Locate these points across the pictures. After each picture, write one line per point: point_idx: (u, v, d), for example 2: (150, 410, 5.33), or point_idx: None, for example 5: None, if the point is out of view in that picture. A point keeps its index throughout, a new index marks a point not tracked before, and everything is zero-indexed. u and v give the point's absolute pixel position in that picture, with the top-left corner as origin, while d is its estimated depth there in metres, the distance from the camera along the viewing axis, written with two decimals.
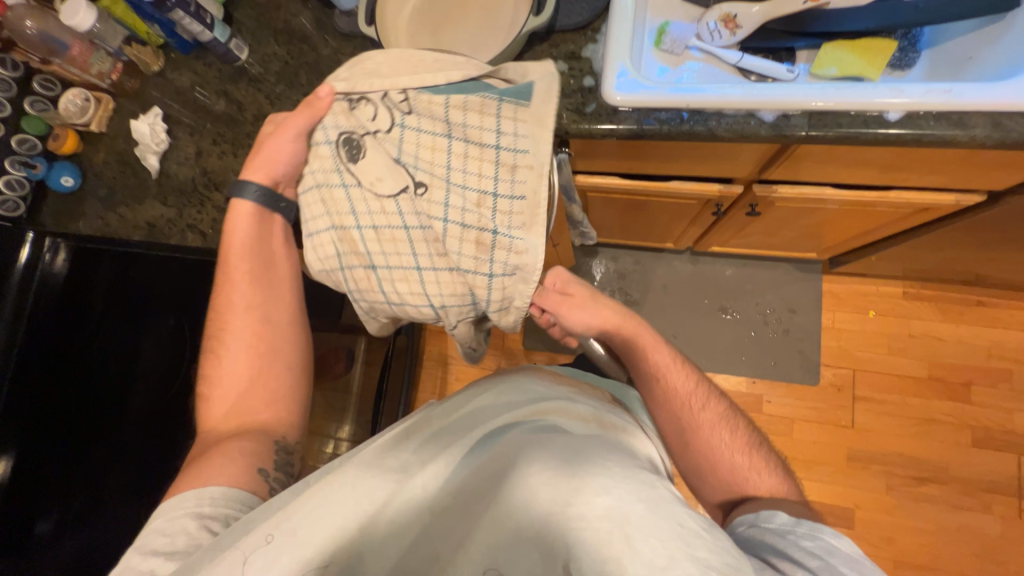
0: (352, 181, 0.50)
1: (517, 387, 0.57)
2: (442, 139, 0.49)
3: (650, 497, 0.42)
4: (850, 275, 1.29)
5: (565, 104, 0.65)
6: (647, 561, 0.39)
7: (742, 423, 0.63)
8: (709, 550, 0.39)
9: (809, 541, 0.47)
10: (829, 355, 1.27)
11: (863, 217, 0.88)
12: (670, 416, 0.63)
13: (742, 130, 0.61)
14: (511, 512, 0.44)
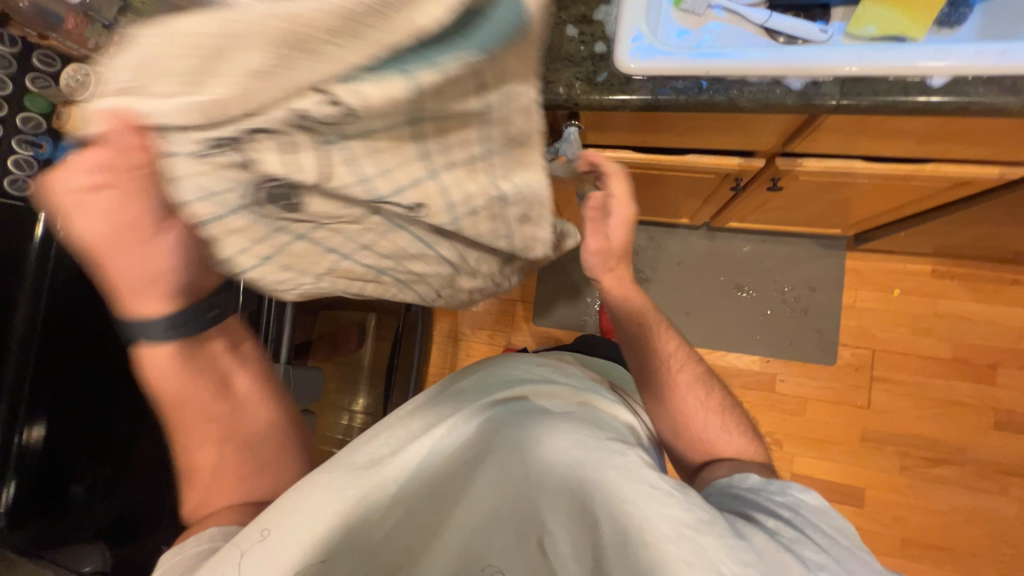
0: (299, 225, 0.31)
1: (496, 371, 0.56)
2: (409, 128, 0.29)
3: (623, 463, 0.46)
4: (875, 252, 1.24)
5: (574, 73, 0.61)
6: (620, 519, 0.43)
7: (716, 386, 0.67)
8: (680, 508, 0.42)
9: (779, 496, 0.50)
10: (849, 334, 1.23)
11: (895, 191, 0.82)
12: (651, 375, 0.65)
13: (767, 100, 0.56)
14: (496, 494, 0.48)
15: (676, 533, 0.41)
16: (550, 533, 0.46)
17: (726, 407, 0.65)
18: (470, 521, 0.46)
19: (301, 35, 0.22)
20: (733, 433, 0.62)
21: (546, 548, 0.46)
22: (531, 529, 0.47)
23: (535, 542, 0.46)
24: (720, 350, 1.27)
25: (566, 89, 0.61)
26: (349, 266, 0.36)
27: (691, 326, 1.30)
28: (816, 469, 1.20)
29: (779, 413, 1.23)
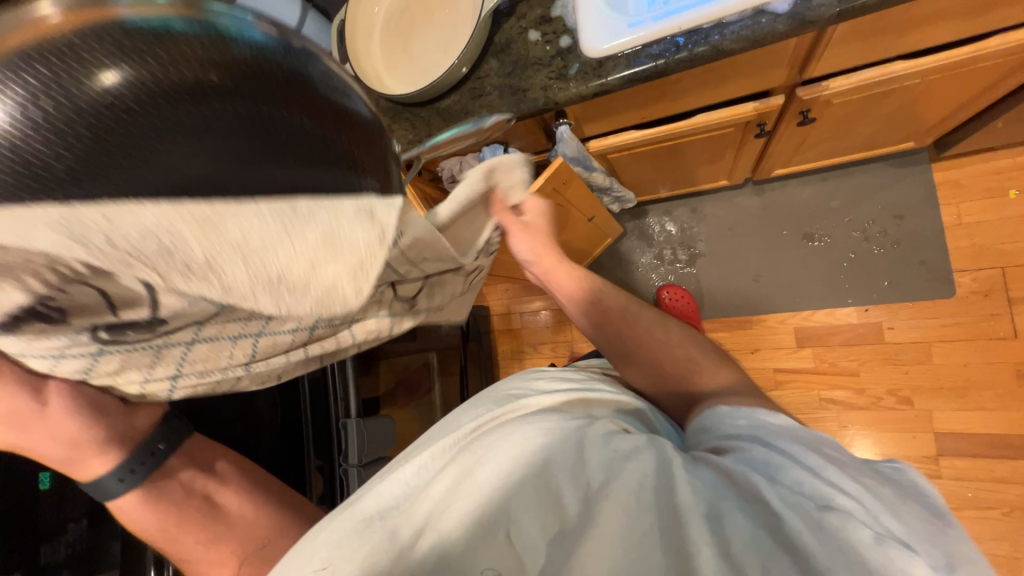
0: (188, 345, 0.30)
1: (491, 395, 0.57)
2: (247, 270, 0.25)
3: (590, 435, 0.46)
4: (969, 155, 1.04)
5: (545, 73, 0.61)
6: (584, 483, 0.42)
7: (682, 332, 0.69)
8: (638, 464, 0.43)
9: (744, 420, 0.50)
10: (963, 257, 1.04)
11: (961, 81, 0.69)
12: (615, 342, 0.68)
13: (753, 35, 0.51)
14: (468, 493, 0.41)
15: (641, 484, 0.42)
16: (516, 520, 0.40)
17: (700, 347, 0.67)
18: (439, 528, 0.40)
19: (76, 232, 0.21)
20: (714, 369, 0.63)
21: (513, 536, 0.39)
22: (498, 521, 0.40)
23: (502, 536, 0.40)
24: (804, 310, 1.14)
25: (543, 92, 0.61)
26: (271, 340, 0.32)
27: (763, 292, 1.17)
28: (966, 423, 1.00)
29: (899, 366, 1.05)
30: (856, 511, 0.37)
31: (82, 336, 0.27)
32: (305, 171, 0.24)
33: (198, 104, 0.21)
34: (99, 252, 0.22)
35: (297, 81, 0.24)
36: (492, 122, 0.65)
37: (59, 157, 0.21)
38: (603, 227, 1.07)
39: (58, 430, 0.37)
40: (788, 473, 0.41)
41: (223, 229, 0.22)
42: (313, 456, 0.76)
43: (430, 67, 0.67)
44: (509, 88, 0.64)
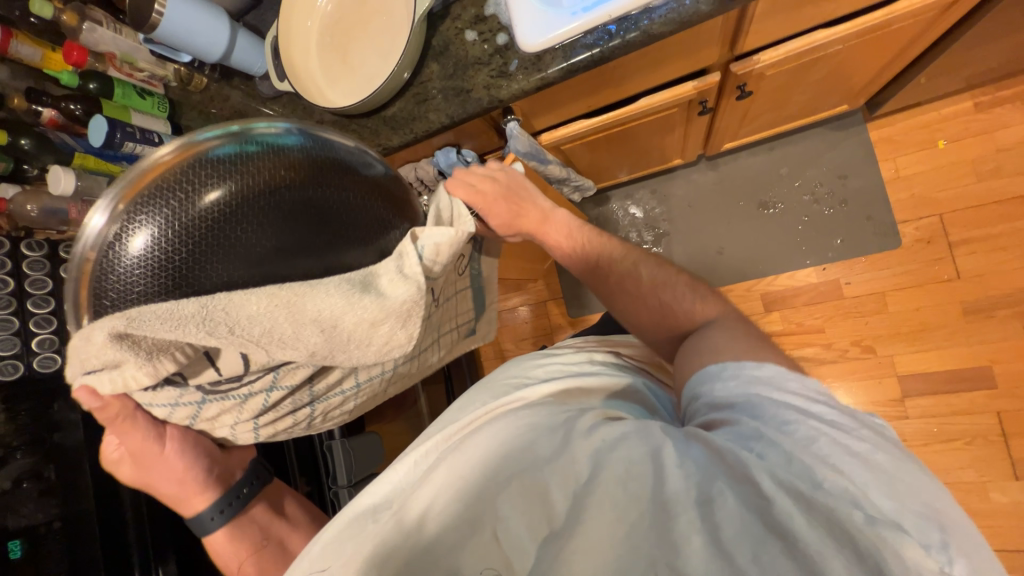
0: (262, 399, 0.43)
1: (488, 385, 0.55)
2: (292, 331, 0.37)
3: (577, 429, 0.44)
4: (899, 111, 1.10)
5: (487, 72, 0.62)
6: (573, 478, 0.40)
7: (656, 268, 0.63)
8: (626, 450, 0.40)
9: (740, 380, 0.45)
10: (906, 209, 1.10)
11: (881, 44, 0.73)
12: (599, 290, 0.64)
13: (680, 17, 0.52)
14: (452, 492, 0.41)
15: (626, 472, 0.39)
16: (502, 518, 0.39)
17: (675, 279, 0.62)
18: (437, 532, 0.39)
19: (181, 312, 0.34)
20: (698, 308, 0.58)
21: (500, 537, 0.39)
22: (484, 518, 0.39)
23: (489, 535, 0.39)
24: (767, 276, 1.18)
25: (487, 92, 0.62)
26: (324, 379, 0.46)
27: (727, 263, 1.21)
28: (925, 363, 1.06)
29: (859, 319, 1.11)
30: (848, 490, 0.35)
31: (192, 388, 0.40)
32: (345, 243, 0.41)
33: (277, 211, 0.38)
34: (225, 338, 0.35)
35: (318, 170, 0.41)
36: (440, 125, 0.65)
37: (183, 246, 0.36)
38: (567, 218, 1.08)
39: (171, 470, 0.47)
40: (776, 447, 0.38)
41: (304, 307, 0.37)
42: (301, 482, 0.75)
43: (371, 76, 0.66)
44: (453, 90, 0.64)
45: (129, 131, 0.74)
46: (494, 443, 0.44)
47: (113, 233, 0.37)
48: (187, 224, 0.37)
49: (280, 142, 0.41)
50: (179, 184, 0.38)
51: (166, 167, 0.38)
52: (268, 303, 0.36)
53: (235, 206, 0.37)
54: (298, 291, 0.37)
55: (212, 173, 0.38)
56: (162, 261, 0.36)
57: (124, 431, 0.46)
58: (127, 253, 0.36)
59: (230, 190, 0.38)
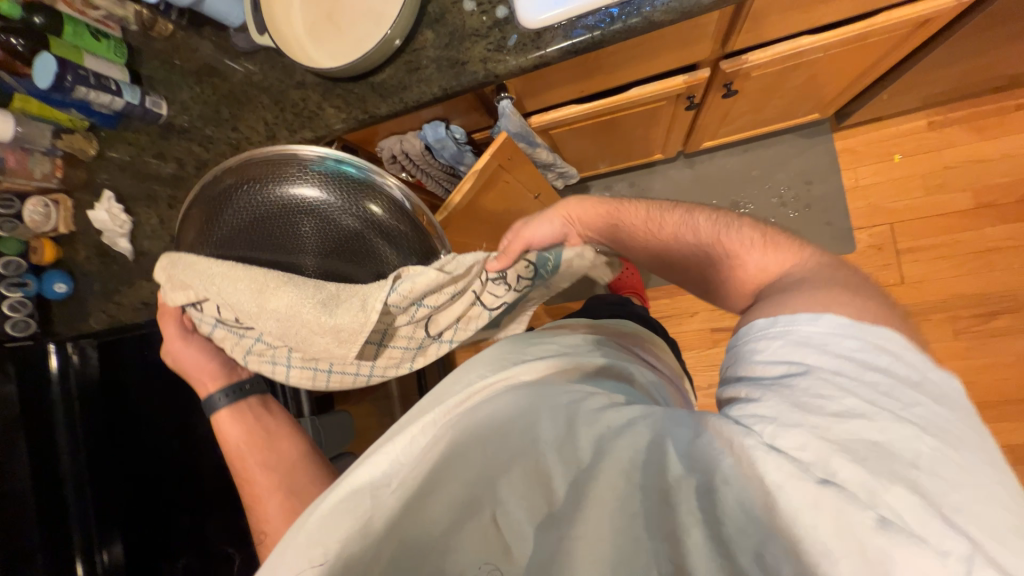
0: (257, 345, 0.54)
1: (483, 355, 0.48)
2: (261, 315, 0.48)
3: (586, 409, 0.40)
4: (863, 124, 1.17)
5: (485, 45, 0.60)
6: (575, 462, 0.37)
7: (703, 218, 0.52)
8: (631, 439, 0.37)
9: (783, 341, 0.37)
10: (861, 216, 1.17)
11: (855, 56, 0.77)
12: (644, 252, 0.58)
13: (682, 7, 0.53)
14: (440, 475, 0.37)
15: (632, 461, 0.36)
16: (502, 503, 0.36)
17: (730, 225, 0.49)
18: (427, 523, 0.35)
19: (210, 270, 0.50)
20: (769, 258, 0.45)
21: (501, 522, 0.36)
22: (484, 500, 0.36)
23: (488, 518, 0.36)
24: None
25: (483, 65, 0.60)
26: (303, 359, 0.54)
27: None
28: None
29: None
30: (864, 487, 0.28)
31: (215, 322, 0.55)
32: (380, 262, 0.56)
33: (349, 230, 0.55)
34: (221, 298, 0.50)
35: (390, 209, 0.56)
36: (432, 96, 0.63)
37: (285, 231, 0.54)
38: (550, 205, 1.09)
39: (190, 364, 0.59)
40: (785, 428, 0.31)
41: (267, 300, 0.48)
42: None
43: (360, 38, 0.63)
44: (447, 61, 0.62)
45: (82, 74, 0.68)
46: (494, 420, 0.40)
47: (245, 202, 0.54)
48: (283, 213, 0.54)
49: (375, 179, 0.56)
50: (297, 186, 0.54)
51: (294, 168, 0.54)
52: (249, 285, 0.48)
53: (327, 217, 0.54)
54: (274, 283, 0.48)
55: (322, 187, 0.54)
56: (270, 235, 0.54)
57: (169, 324, 0.59)
58: (249, 219, 0.54)
59: (319, 205, 0.55)
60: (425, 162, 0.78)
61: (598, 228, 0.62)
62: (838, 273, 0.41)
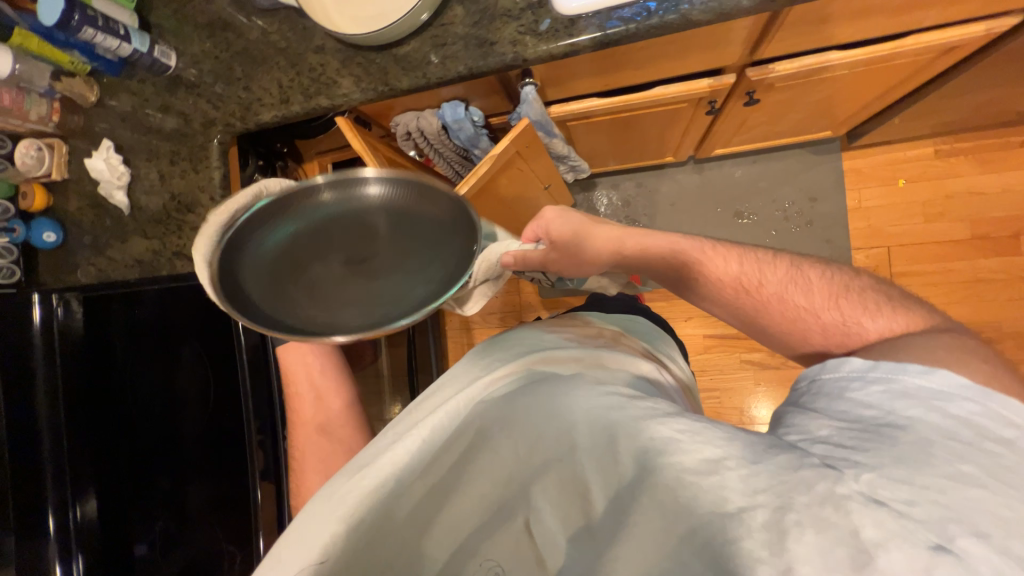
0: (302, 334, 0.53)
1: (509, 344, 0.53)
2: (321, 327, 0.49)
3: (624, 418, 0.39)
4: (873, 146, 1.19)
5: (515, 27, 0.59)
6: (616, 476, 0.38)
7: (815, 272, 0.51)
8: (682, 454, 0.35)
9: (882, 388, 0.36)
10: (860, 237, 1.19)
11: (878, 76, 0.77)
12: (729, 306, 0.55)
13: (720, 7, 0.52)
14: (482, 478, 0.41)
15: (678, 481, 0.34)
16: (534, 509, 0.39)
17: (844, 283, 0.49)
18: (463, 524, 0.40)
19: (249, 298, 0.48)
20: (897, 322, 0.45)
21: (533, 529, 0.39)
22: (518, 506, 0.40)
23: (521, 524, 0.39)
24: None
25: (512, 48, 0.59)
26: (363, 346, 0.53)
27: None
28: None
29: None
30: (982, 561, 0.27)
31: None
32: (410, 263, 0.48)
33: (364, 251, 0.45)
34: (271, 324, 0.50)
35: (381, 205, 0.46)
36: (456, 75, 0.61)
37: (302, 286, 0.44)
38: (558, 197, 1.08)
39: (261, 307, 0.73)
40: (889, 482, 0.30)
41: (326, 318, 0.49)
42: (253, 431, 0.74)
43: (388, 8, 0.61)
44: (475, 40, 0.60)
45: (90, 15, 0.65)
46: (523, 422, 0.43)
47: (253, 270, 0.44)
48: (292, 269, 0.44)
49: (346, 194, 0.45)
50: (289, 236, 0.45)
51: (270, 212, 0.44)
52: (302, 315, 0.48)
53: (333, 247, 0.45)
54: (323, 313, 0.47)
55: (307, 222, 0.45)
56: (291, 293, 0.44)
57: None
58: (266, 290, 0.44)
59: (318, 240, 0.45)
60: (439, 142, 0.77)
61: (677, 278, 0.59)
62: (954, 338, 0.41)
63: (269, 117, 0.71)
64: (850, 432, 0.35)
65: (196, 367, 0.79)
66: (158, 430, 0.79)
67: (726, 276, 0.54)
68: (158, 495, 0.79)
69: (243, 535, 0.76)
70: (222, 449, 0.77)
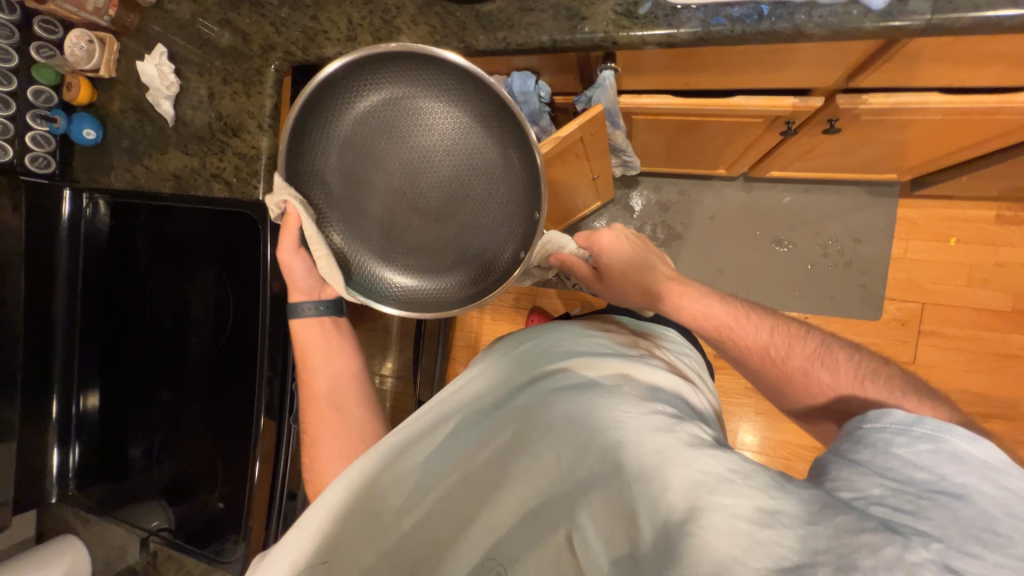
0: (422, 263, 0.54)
1: (545, 347, 0.55)
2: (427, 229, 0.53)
3: (672, 444, 0.39)
4: (932, 198, 1.14)
5: (612, 6, 0.55)
6: (664, 508, 0.36)
7: (840, 354, 0.54)
8: (734, 497, 0.34)
9: (930, 447, 0.37)
10: (897, 288, 1.16)
11: (973, 127, 0.72)
12: (758, 375, 0.59)
13: (840, 25, 0.48)
14: (521, 482, 0.42)
15: (732, 526, 0.33)
16: (578, 525, 0.39)
17: (871, 372, 0.51)
18: (500, 525, 0.41)
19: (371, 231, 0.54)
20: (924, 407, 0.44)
21: (575, 545, 0.39)
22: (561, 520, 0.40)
23: (563, 538, 0.39)
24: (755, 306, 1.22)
25: (604, 27, 0.55)
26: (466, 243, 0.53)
27: (723, 283, 1.24)
28: None
29: None
30: None
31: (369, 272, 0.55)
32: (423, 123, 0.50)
33: (392, 134, 0.50)
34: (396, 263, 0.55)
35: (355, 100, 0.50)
36: (539, 45, 0.57)
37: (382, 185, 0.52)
38: (602, 190, 1.05)
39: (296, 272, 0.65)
40: (955, 550, 0.30)
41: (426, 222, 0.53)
42: (266, 369, 0.72)
43: None
44: (566, 11, 0.57)
45: None
46: (564, 429, 0.43)
47: (357, 220, 0.54)
48: (369, 192, 0.52)
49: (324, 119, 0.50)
50: (338, 175, 0.52)
51: (318, 177, 0.52)
52: (416, 232, 0.53)
53: (368, 152, 0.51)
54: (418, 214, 0.53)
55: (332, 159, 0.52)
56: (391, 211, 0.53)
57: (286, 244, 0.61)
58: (383, 226, 0.54)
59: (358, 165, 0.52)
60: None
61: (717, 344, 0.63)
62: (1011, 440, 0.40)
63: (332, 53, 0.67)
64: (901, 493, 0.35)
65: (214, 291, 0.78)
66: (168, 347, 0.80)
67: (758, 353, 0.58)
68: (158, 409, 0.81)
69: (232, 466, 0.76)
70: (225, 379, 0.77)
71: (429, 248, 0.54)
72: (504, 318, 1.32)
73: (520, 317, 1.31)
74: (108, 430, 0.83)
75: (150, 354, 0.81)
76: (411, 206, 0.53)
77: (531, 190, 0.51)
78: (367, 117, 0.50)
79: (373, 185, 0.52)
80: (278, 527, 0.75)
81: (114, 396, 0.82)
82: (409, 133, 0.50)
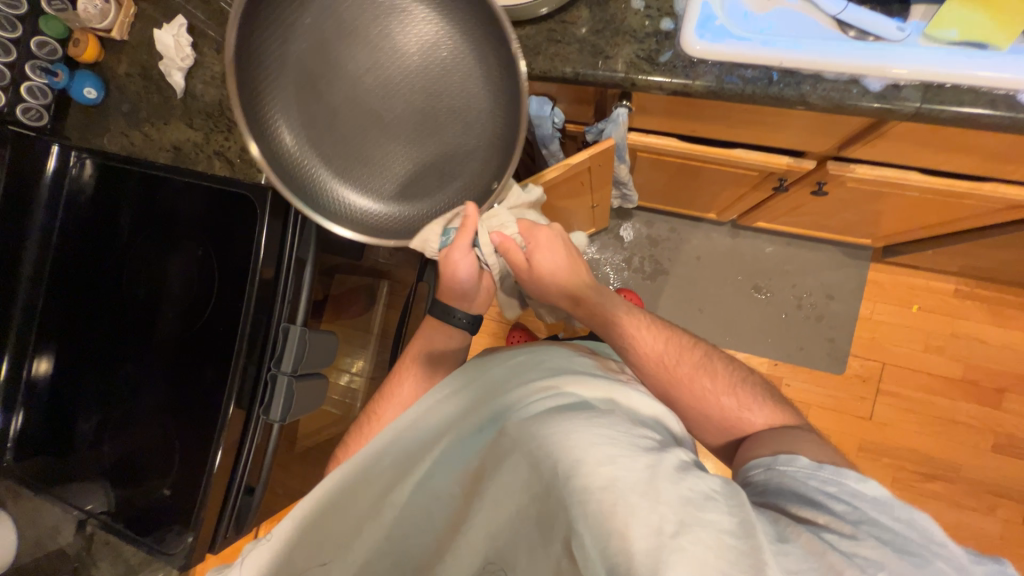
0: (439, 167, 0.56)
1: (540, 364, 0.57)
2: (426, 134, 0.55)
3: (663, 463, 0.40)
4: (900, 266, 1.22)
5: (634, 50, 0.58)
6: (657, 521, 0.36)
7: (720, 363, 0.60)
8: (721, 514, 0.36)
9: (835, 488, 0.40)
10: (861, 346, 1.22)
11: (944, 207, 0.78)
12: (650, 383, 0.60)
13: (840, 100, 0.53)
14: (508, 497, 0.44)
15: (718, 541, 0.35)
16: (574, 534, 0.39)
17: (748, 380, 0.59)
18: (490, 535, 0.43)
19: (385, 157, 0.56)
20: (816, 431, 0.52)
21: (574, 554, 0.38)
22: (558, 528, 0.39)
23: (560, 547, 0.39)
24: (729, 347, 1.26)
25: (625, 68, 0.58)
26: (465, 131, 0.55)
27: (701, 322, 1.28)
28: None
29: None
30: None
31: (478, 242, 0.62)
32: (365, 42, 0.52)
33: (347, 65, 0.52)
34: (421, 184, 0.57)
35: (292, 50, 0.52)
36: (561, 74, 0.60)
37: (365, 111, 0.54)
38: (598, 218, 1.08)
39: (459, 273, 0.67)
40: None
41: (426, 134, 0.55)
42: (241, 356, 0.70)
43: None
44: (591, 47, 0.59)
45: None
46: (562, 440, 0.43)
47: (367, 163, 0.56)
48: (355, 128, 0.55)
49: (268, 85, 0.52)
50: (317, 131, 0.54)
51: (301, 142, 0.54)
52: (422, 148, 0.55)
53: (332, 95, 0.53)
54: (411, 128, 0.55)
55: (300, 119, 0.53)
56: (393, 135, 0.55)
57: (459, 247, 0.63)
58: (395, 160, 0.56)
59: (331, 111, 0.54)
60: None
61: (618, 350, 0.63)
62: None
63: None
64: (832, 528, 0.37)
65: (192, 266, 0.75)
66: (136, 321, 0.75)
67: (657, 365, 0.60)
68: (115, 386, 0.75)
69: (190, 453, 0.72)
70: (193, 361, 0.74)
71: (439, 156, 0.56)
72: (486, 331, 1.32)
73: (502, 331, 1.31)
74: (56, 402, 0.77)
75: (114, 326, 0.76)
76: (404, 124, 0.55)
77: (486, 36, 0.51)
78: (317, 33, 0.51)
79: (350, 116, 0.54)
80: (231, 521, 0.73)
81: (69, 368, 0.77)
82: (364, 41, 0.52)
